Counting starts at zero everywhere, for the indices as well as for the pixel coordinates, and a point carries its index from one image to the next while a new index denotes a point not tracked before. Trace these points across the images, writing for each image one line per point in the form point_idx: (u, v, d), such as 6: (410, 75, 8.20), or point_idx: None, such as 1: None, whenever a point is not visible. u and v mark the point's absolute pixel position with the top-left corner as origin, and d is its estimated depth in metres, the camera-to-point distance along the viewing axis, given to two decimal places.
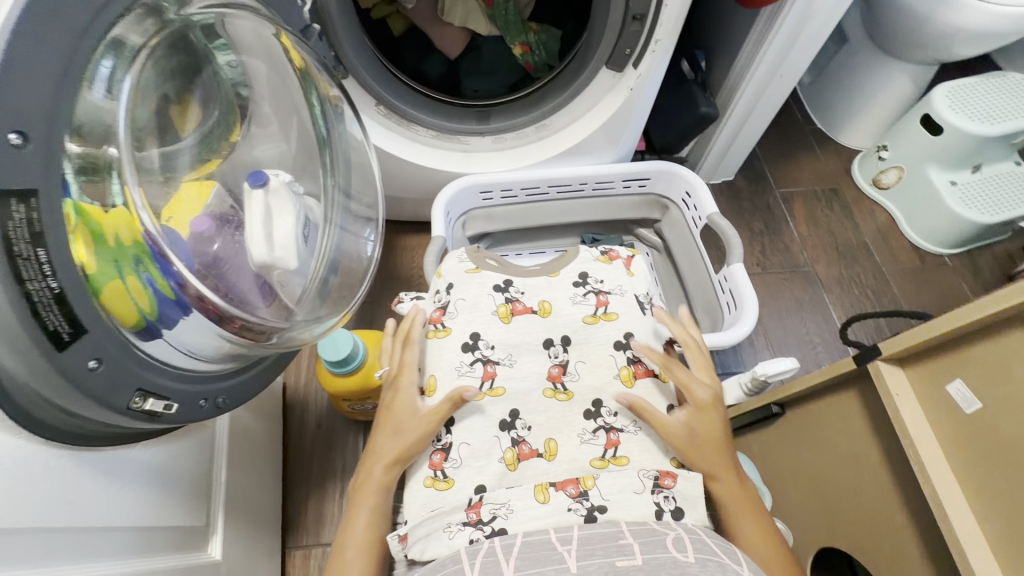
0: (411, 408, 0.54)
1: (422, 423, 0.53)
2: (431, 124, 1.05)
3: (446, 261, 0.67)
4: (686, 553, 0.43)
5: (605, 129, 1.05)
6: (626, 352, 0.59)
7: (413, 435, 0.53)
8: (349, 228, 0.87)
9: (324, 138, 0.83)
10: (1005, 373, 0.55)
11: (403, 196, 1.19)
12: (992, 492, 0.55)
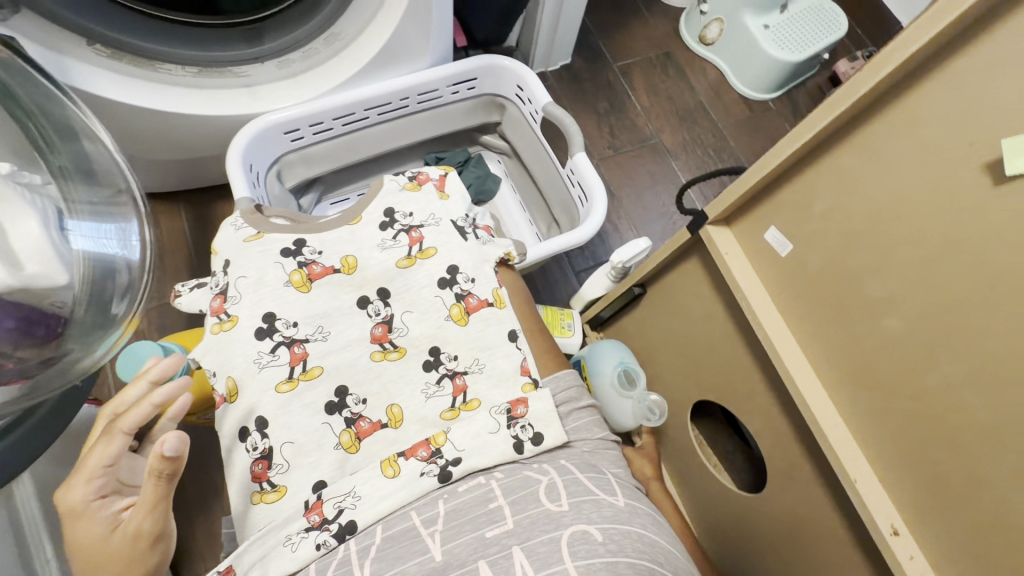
0: (102, 522, 0.45)
1: (122, 534, 0.44)
2: (189, 58, 0.83)
3: (221, 232, 0.55)
4: (559, 502, 0.41)
5: (408, 27, 0.88)
6: (453, 288, 0.52)
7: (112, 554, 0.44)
8: (111, 214, 0.66)
9: (7, 97, 0.60)
10: (806, 210, 0.57)
11: (193, 156, 0.97)
12: (810, 321, 0.60)
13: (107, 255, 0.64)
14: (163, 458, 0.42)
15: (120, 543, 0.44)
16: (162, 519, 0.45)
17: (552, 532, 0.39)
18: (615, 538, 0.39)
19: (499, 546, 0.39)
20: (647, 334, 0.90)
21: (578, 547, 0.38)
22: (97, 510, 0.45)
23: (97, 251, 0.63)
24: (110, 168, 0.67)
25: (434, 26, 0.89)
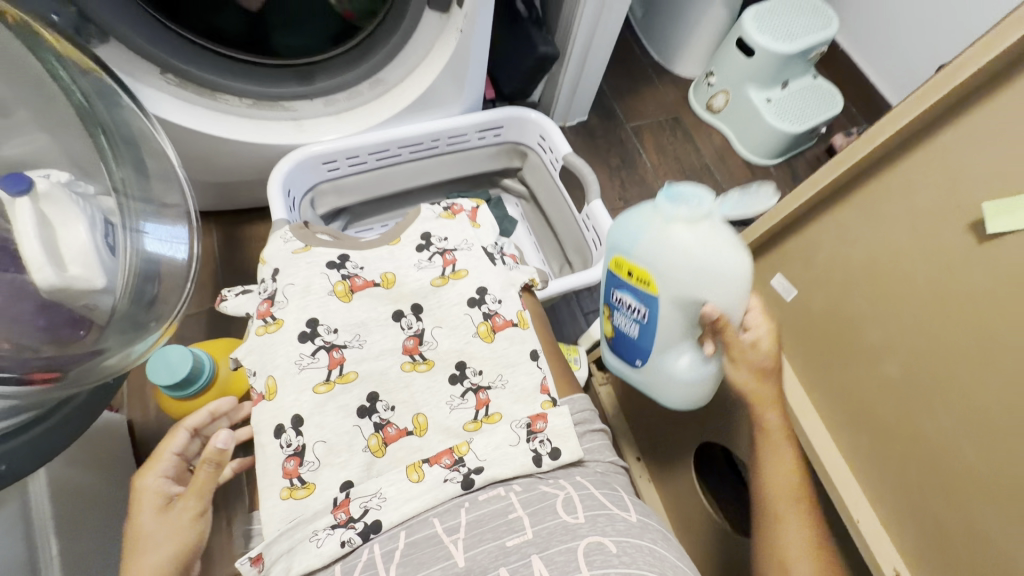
0: (156, 506, 0.51)
1: (171, 516, 0.50)
2: (245, 92, 0.90)
3: (270, 244, 0.59)
4: (575, 514, 0.44)
5: (447, 77, 0.96)
6: (481, 307, 0.56)
7: (161, 536, 0.49)
8: (161, 223, 0.72)
9: (88, 114, 0.66)
10: (810, 259, 0.63)
11: (232, 179, 1.03)
12: (813, 360, 0.64)
13: (159, 258, 0.71)
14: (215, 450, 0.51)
15: (169, 523, 0.50)
16: (202, 506, 0.51)
17: (569, 542, 0.41)
18: (629, 551, 0.41)
19: (518, 554, 0.41)
20: None
21: (594, 556, 0.40)
22: (153, 499, 0.52)
23: (152, 254, 0.70)
24: (168, 184, 0.74)
25: (467, 78, 0.98)
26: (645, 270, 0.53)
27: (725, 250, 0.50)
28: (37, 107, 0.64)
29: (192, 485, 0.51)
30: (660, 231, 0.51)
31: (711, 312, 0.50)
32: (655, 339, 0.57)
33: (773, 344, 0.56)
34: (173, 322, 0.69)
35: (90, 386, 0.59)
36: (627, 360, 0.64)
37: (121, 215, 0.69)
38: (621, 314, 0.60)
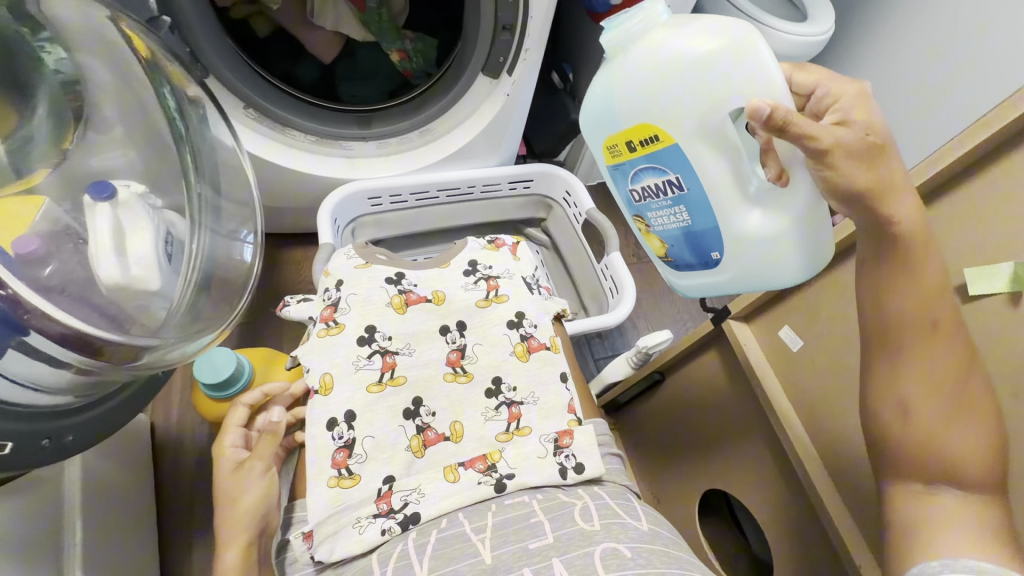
0: (234, 464, 0.58)
1: (250, 472, 0.57)
2: (311, 129, 1.00)
3: (333, 260, 0.66)
4: (592, 521, 0.47)
5: (486, 134, 1.07)
6: (519, 330, 0.62)
7: (247, 489, 0.56)
8: (222, 231, 0.81)
9: (181, 135, 0.76)
10: (815, 315, 0.67)
11: (282, 206, 1.11)
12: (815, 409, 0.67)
13: (215, 263, 0.78)
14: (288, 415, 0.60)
15: (249, 477, 0.57)
16: (267, 464, 0.59)
17: (586, 547, 0.44)
18: (643, 556, 0.44)
19: (540, 557, 0.43)
20: (659, 421, 0.96)
21: (609, 560, 0.42)
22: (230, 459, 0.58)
23: (208, 261, 0.77)
24: (237, 208, 0.83)
25: (504, 138, 1.11)
26: (643, 124, 0.52)
27: (700, 33, 0.48)
28: (134, 128, 0.75)
29: (261, 446, 0.59)
30: (623, 71, 0.51)
31: (757, 107, 0.39)
32: (716, 207, 0.53)
33: (856, 101, 0.46)
34: (228, 328, 0.76)
35: (153, 372, 0.64)
36: (707, 264, 0.58)
37: (188, 226, 0.75)
38: (654, 209, 0.58)
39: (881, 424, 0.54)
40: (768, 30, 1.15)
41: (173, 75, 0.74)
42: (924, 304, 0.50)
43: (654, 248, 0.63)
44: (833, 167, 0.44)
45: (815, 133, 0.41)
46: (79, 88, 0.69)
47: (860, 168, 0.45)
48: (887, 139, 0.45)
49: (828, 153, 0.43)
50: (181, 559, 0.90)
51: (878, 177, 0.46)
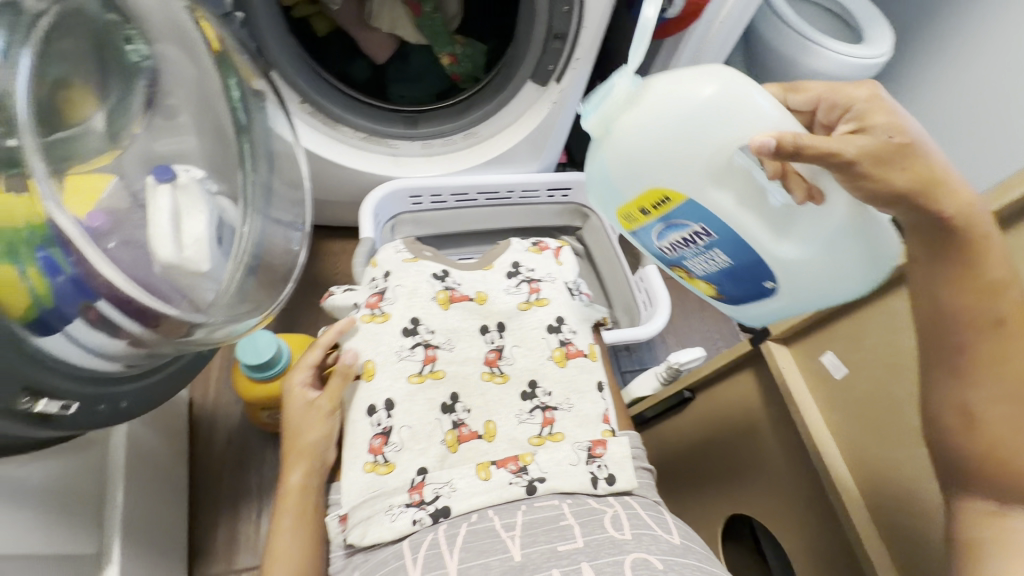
0: (301, 401, 0.61)
1: (313, 412, 0.60)
2: (362, 126, 1.01)
3: (383, 252, 0.70)
4: (623, 531, 0.47)
5: (528, 139, 1.08)
6: (558, 334, 0.64)
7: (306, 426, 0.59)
8: (272, 217, 0.84)
9: (242, 126, 0.78)
10: (858, 340, 0.65)
11: (325, 201, 1.13)
12: (857, 440, 0.64)
13: (259, 253, 0.80)
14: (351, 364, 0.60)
15: (310, 416, 0.60)
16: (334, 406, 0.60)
17: (616, 555, 0.44)
18: (675, 568, 0.43)
19: (568, 560, 0.43)
20: (686, 440, 0.94)
21: (640, 570, 0.42)
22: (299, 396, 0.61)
23: (255, 250, 0.80)
24: (285, 200, 0.86)
25: (544, 145, 1.11)
26: (651, 188, 0.52)
27: (679, 96, 0.50)
28: (196, 115, 0.77)
29: (328, 389, 0.59)
30: (615, 149, 0.52)
31: (762, 144, 0.41)
32: (750, 243, 0.52)
33: (869, 106, 0.48)
34: (271, 312, 0.79)
35: (201, 349, 0.67)
36: (762, 297, 0.58)
37: (238, 212, 0.79)
38: (688, 258, 0.58)
39: (949, 436, 0.51)
40: (822, 50, 1.12)
41: (241, 68, 0.77)
42: (989, 300, 0.49)
43: (704, 288, 0.62)
44: (863, 175, 0.45)
45: (831, 149, 0.43)
46: (150, 74, 0.70)
47: (897, 168, 0.45)
48: (914, 137, 0.46)
49: (853, 163, 0.44)
50: (207, 532, 0.93)
51: (921, 174, 0.46)
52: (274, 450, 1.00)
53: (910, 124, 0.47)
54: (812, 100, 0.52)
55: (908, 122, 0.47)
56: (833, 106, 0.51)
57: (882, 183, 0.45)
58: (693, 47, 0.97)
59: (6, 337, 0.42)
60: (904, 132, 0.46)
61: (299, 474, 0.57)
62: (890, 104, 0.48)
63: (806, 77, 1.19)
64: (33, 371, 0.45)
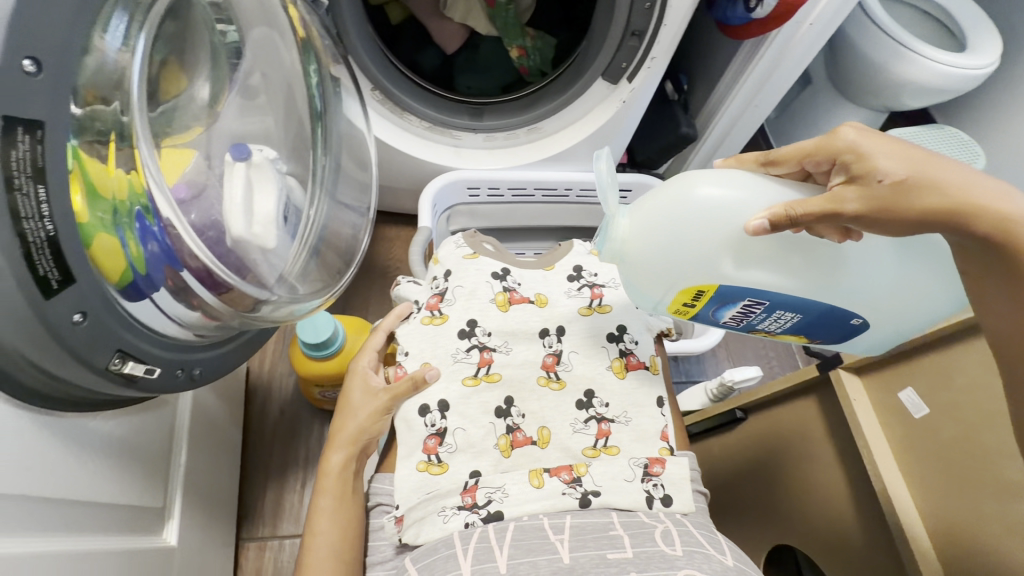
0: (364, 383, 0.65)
1: (370, 400, 0.63)
2: (427, 115, 1.01)
3: (444, 247, 0.75)
4: (674, 546, 0.48)
5: (591, 139, 1.04)
6: (617, 345, 0.68)
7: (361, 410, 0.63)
8: (337, 199, 0.86)
9: (318, 112, 0.81)
10: (947, 381, 0.60)
11: (385, 189, 1.16)
12: (935, 488, 0.60)
13: (321, 235, 0.83)
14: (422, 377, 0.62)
15: (365, 402, 0.63)
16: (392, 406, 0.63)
17: (669, 570, 0.44)
18: None
19: (617, 566, 0.45)
20: (733, 461, 0.90)
21: None
22: (363, 378, 0.65)
23: (318, 232, 0.82)
24: (350, 186, 0.88)
25: (608, 145, 1.08)
26: (685, 289, 0.58)
27: (667, 212, 0.57)
28: (277, 100, 0.79)
29: (396, 386, 0.62)
30: (631, 269, 0.59)
31: (756, 226, 0.46)
32: (804, 296, 0.57)
33: (866, 141, 0.46)
34: (331, 296, 0.81)
35: (269, 325, 0.70)
36: (856, 332, 0.60)
37: (306, 194, 0.81)
38: (760, 323, 0.61)
39: None
40: (920, 60, 1.04)
41: (322, 55, 0.80)
42: None
43: (795, 341, 0.64)
44: (873, 220, 0.45)
45: (822, 210, 0.46)
46: (240, 56, 0.73)
47: (898, 202, 0.44)
48: (910, 170, 0.44)
49: (858, 216, 0.46)
50: (256, 494, 0.98)
51: (931, 203, 0.44)
52: (322, 425, 1.04)
53: (900, 157, 0.45)
54: (793, 165, 0.52)
55: (896, 158, 0.45)
56: (811, 164, 0.51)
57: (890, 220, 0.45)
58: (776, 49, 0.91)
59: (101, 299, 0.45)
60: (887, 169, 0.45)
61: (336, 457, 0.61)
62: (877, 147, 0.46)
63: (895, 86, 1.11)
64: (122, 334, 0.47)
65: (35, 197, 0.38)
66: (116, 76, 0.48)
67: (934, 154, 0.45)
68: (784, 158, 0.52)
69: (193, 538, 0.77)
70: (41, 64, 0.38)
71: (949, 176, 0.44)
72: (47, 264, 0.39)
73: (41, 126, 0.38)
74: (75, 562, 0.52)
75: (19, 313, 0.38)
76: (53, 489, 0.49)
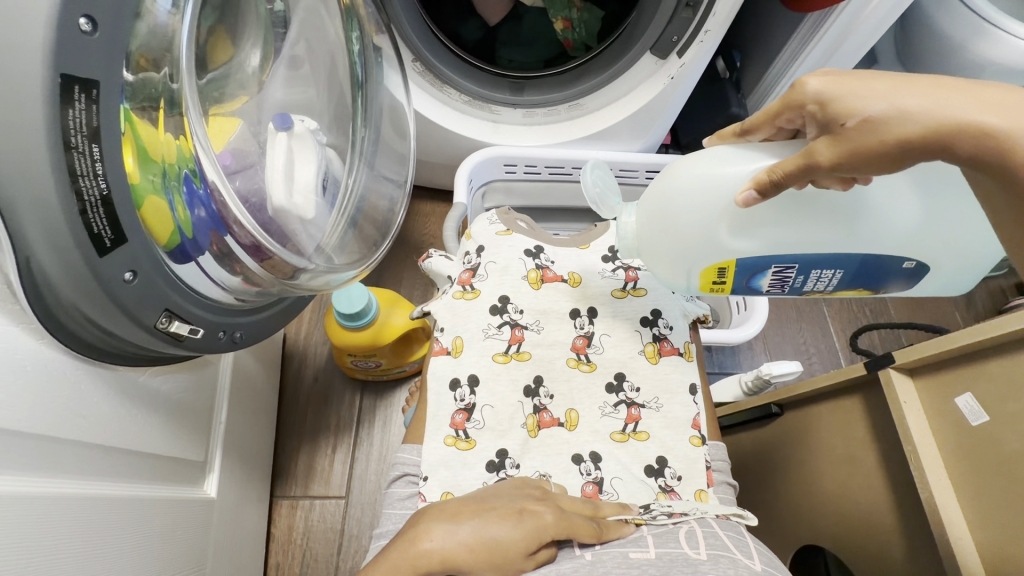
0: (514, 499, 0.50)
1: (523, 518, 0.48)
2: (467, 89, 0.98)
3: (477, 222, 0.75)
4: (698, 550, 0.47)
5: (634, 117, 1.01)
6: (651, 330, 0.67)
7: (508, 531, 0.46)
8: (377, 172, 0.86)
9: (359, 81, 0.80)
10: (1016, 389, 0.55)
11: (422, 164, 1.15)
12: (989, 500, 0.56)
13: (359, 207, 0.83)
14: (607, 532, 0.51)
15: (504, 510, 0.48)
16: (537, 547, 0.47)
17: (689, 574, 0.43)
18: None
19: (639, 569, 0.44)
20: (766, 455, 0.88)
21: None
22: (530, 504, 0.50)
23: (357, 203, 0.83)
24: (390, 159, 0.88)
25: (649, 128, 1.04)
26: (706, 269, 0.59)
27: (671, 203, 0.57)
28: (318, 70, 0.79)
29: (571, 522, 0.49)
30: (649, 259, 0.62)
31: (745, 199, 0.47)
32: (829, 250, 0.56)
33: (839, 84, 0.43)
34: (367, 268, 0.82)
35: (306, 292, 0.70)
36: (914, 274, 0.59)
37: (344, 165, 0.81)
38: (806, 288, 0.60)
39: None
40: (1009, 39, 0.94)
41: (365, 23, 0.78)
42: None
43: (859, 294, 0.63)
44: (855, 166, 0.42)
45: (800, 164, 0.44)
46: (284, 24, 0.73)
47: (867, 138, 0.41)
48: (884, 103, 0.40)
49: (839, 164, 0.43)
50: (290, 456, 1.02)
51: (905, 133, 0.40)
52: (353, 394, 1.06)
53: (865, 95, 0.42)
54: (768, 128, 0.51)
55: (859, 96, 0.42)
56: (784, 121, 0.49)
57: (869, 159, 0.42)
58: (843, 25, 0.84)
59: (150, 259, 0.46)
60: (849, 110, 0.42)
61: (465, 532, 0.46)
62: (835, 90, 0.43)
63: (974, 66, 1.01)
64: (168, 293, 0.49)
65: (90, 156, 0.39)
66: (165, 40, 0.49)
67: (902, 81, 0.41)
68: (756, 125, 0.51)
69: (231, 494, 0.81)
70: (96, 23, 0.38)
71: (917, 97, 0.39)
72: (99, 220, 0.40)
73: (95, 86, 0.39)
74: (122, 506, 0.55)
75: (75, 268, 0.40)
76: (109, 438, 0.53)
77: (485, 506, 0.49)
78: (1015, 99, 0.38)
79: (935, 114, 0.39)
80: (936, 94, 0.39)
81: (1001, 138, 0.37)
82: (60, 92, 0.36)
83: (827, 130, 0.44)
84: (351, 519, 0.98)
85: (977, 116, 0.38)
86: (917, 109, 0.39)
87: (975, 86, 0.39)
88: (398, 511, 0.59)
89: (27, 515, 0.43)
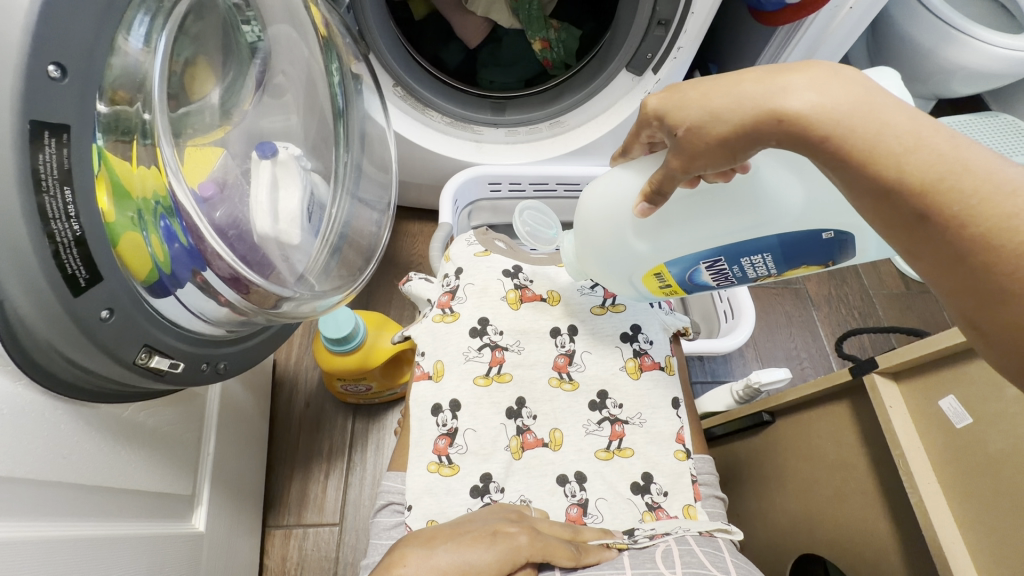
0: (485, 524, 0.49)
1: (498, 542, 0.47)
2: (449, 111, 0.99)
3: (456, 244, 0.75)
4: (674, 568, 0.48)
5: (614, 133, 1.01)
6: (632, 346, 0.68)
7: (486, 557, 0.45)
8: (361, 196, 0.87)
9: (340, 110, 0.81)
10: (998, 390, 0.55)
11: (406, 185, 1.16)
12: (979, 499, 0.55)
13: (345, 232, 0.84)
14: (597, 560, 0.51)
15: (477, 533, 0.48)
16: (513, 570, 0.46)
17: None
18: None
19: None
20: (761, 464, 0.88)
21: None
22: (507, 528, 0.49)
23: (342, 227, 0.83)
24: (374, 184, 0.89)
25: None
26: (644, 275, 0.61)
27: (593, 220, 0.60)
28: (300, 96, 0.80)
29: (557, 552, 0.49)
30: (599, 277, 0.65)
31: (641, 211, 0.50)
32: (747, 238, 0.54)
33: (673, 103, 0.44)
34: (353, 291, 0.82)
35: (291, 321, 0.70)
36: (846, 242, 0.52)
37: (329, 190, 0.82)
38: (744, 276, 0.58)
39: None
40: (976, 45, 0.96)
41: (343, 53, 0.79)
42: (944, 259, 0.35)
43: (811, 270, 0.58)
44: (702, 164, 0.44)
45: (662, 176, 0.47)
46: (261, 54, 0.73)
47: (696, 143, 0.43)
48: (697, 112, 0.43)
49: (691, 168, 0.45)
50: (282, 483, 1.01)
51: (721, 133, 0.41)
52: (345, 417, 1.06)
53: (687, 104, 0.43)
54: (637, 147, 0.52)
55: (680, 107, 0.44)
56: (646, 138, 0.50)
57: (710, 160, 0.43)
58: (812, 37, 0.86)
59: (128, 294, 0.46)
60: (676, 120, 0.44)
61: (442, 558, 0.44)
62: (666, 105, 0.45)
63: (943, 70, 1.04)
64: (147, 328, 0.49)
65: (62, 200, 0.39)
66: (138, 78, 0.50)
67: (711, 84, 0.43)
68: (629, 145, 0.52)
69: (222, 526, 0.80)
70: (65, 69, 0.39)
71: (724, 98, 0.41)
72: (73, 259, 0.41)
73: (67, 131, 0.39)
74: (109, 545, 0.55)
75: (50, 310, 0.40)
76: (93, 476, 0.52)
77: (458, 533, 0.48)
78: (799, 81, 0.39)
79: (741, 110, 0.40)
80: (738, 91, 0.41)
81: (794, 120, 0.38)
82: (30, 137, 0.37)
83: (670, 142, 0.45)
84: (345, 546, 0.97)
85: (774, 102, 0.39)
86: (726, 109, 0.41)
87: (760, 76, 0.40)
88: (385, 540, 0.59)
89: (13, 560, 0.43)
